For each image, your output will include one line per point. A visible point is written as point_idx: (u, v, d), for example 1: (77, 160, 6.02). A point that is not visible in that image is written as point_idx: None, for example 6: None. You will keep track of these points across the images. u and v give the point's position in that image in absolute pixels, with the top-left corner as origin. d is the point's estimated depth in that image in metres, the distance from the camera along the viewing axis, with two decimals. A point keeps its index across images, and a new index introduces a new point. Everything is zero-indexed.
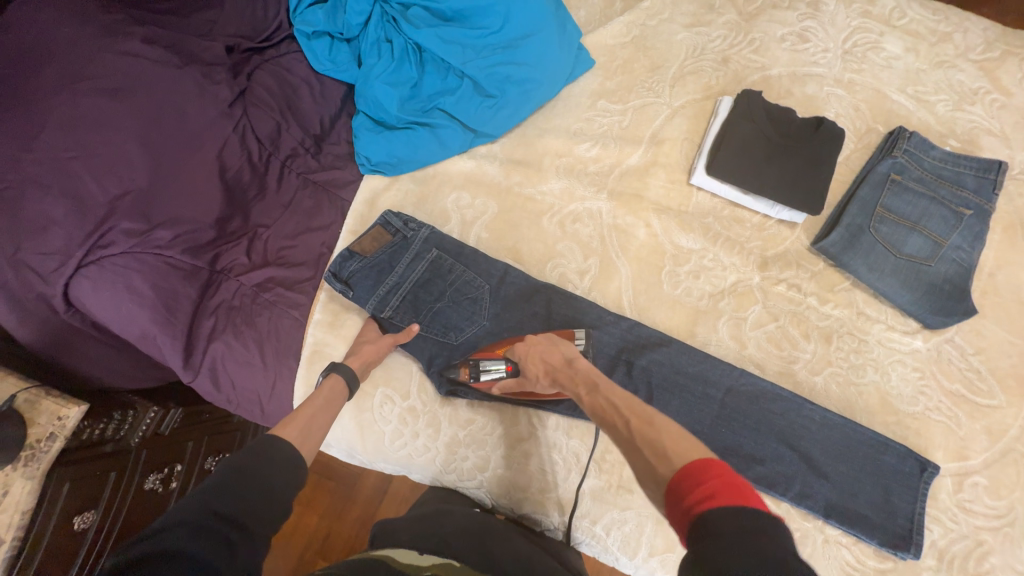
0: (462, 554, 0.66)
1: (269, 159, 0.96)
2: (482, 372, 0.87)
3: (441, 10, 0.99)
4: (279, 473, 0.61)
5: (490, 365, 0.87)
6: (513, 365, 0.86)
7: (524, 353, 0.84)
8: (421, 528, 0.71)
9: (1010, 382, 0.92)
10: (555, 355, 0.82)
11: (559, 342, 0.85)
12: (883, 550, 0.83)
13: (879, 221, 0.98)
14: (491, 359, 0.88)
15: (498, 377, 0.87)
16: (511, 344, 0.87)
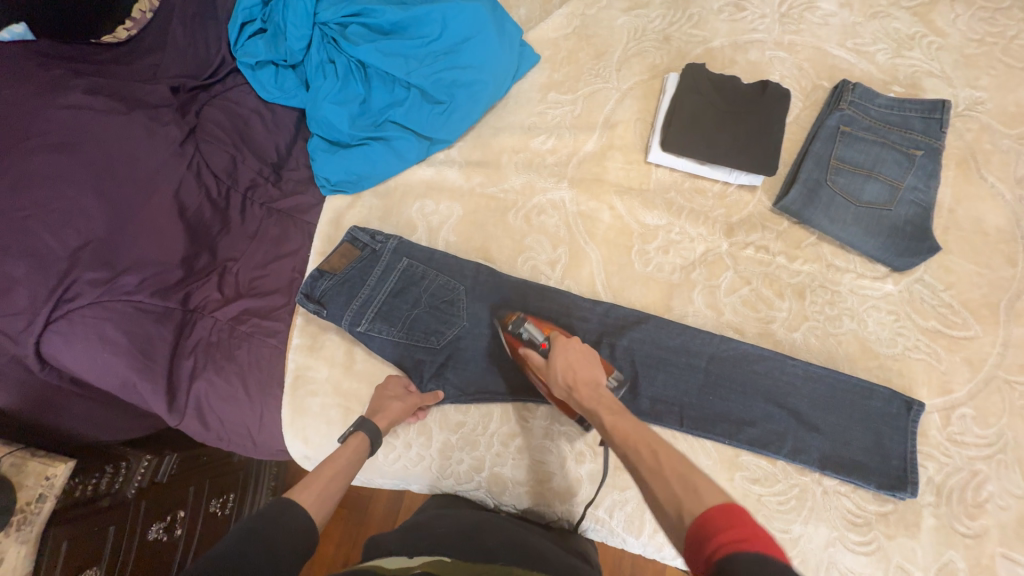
0: (457, 549, 0.66)
1: (229, 193, 0.97)
2: (523, 325, 0.86)
3: (379, 25, 1.01)
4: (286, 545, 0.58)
5: (534, 331, 0.85)
6: (547, 348, 0.83)
7: (564, 347, 0.81)
8: (414, 535, 0.70)
9: (982, 312, 0.94)
10: (586, 372, 0.77)
11: (592, 360, 0.81)
12: (881, 493, 0.84)
13: (835, 173, 0.99)
14: (541, 328, 0.86)
15: (533, 344, 0.84)
16: (560, 331, 0.84)
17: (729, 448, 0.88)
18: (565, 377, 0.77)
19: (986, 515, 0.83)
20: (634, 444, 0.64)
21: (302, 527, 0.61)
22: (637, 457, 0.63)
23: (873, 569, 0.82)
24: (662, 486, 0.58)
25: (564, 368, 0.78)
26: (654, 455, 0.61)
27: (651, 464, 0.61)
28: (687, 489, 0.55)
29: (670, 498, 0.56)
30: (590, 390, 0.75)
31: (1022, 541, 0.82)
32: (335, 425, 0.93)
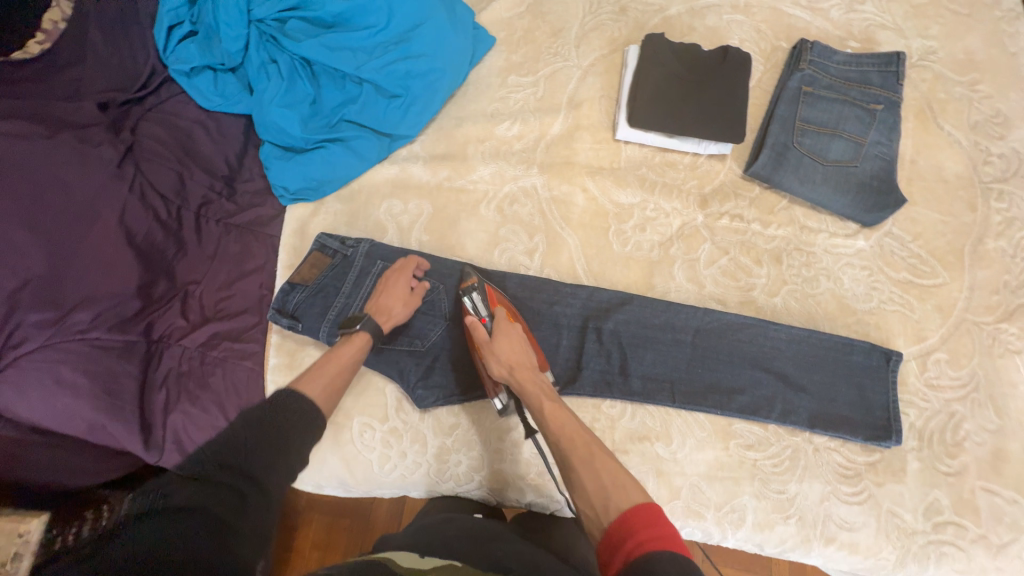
0: (466, 556, 0.64)
1: (181, 212, 0.90)
2: (470, 296, 0.87)
3: (320, 18, 0.95)
4: (294, 435, 0.63)
5: (480, 304, 0.87)
6: (488, 323, 0.86)
7: (506, 330, 0.83)
8: (424, 539, 0.68)
9: (949, 259, 0.97)
10: (523, 356, 0.81)
11: (526, 343, 0.84)
12: (868, 444, 0.87)
13: (801, 135, 1.00)
14: (487, 300, 0.88)
15: (474, 315, 0.86)
16: (505, 311, 0.85)
17: (722, 418, 0.89)
18: (505, 362, 0.80)
19: (965, 452, 0.87)
20: (570, 438, 0.70)
21: (306, 416, 0.66)
22: (570, 447, 0.70)
23: (867, 516, 0.85)
24: (593, 479, 0.65)
25: (503, 353, 0.81)
26: (588, 448, 0.69)
27: (583, 456, 0.68)
28: (616, 483, 0.64)
29: (598, 491, 0.64)
30: (530, 374, 0.80)
31: (1000, 472, 0.86)
32: (324, 443, 0.89)
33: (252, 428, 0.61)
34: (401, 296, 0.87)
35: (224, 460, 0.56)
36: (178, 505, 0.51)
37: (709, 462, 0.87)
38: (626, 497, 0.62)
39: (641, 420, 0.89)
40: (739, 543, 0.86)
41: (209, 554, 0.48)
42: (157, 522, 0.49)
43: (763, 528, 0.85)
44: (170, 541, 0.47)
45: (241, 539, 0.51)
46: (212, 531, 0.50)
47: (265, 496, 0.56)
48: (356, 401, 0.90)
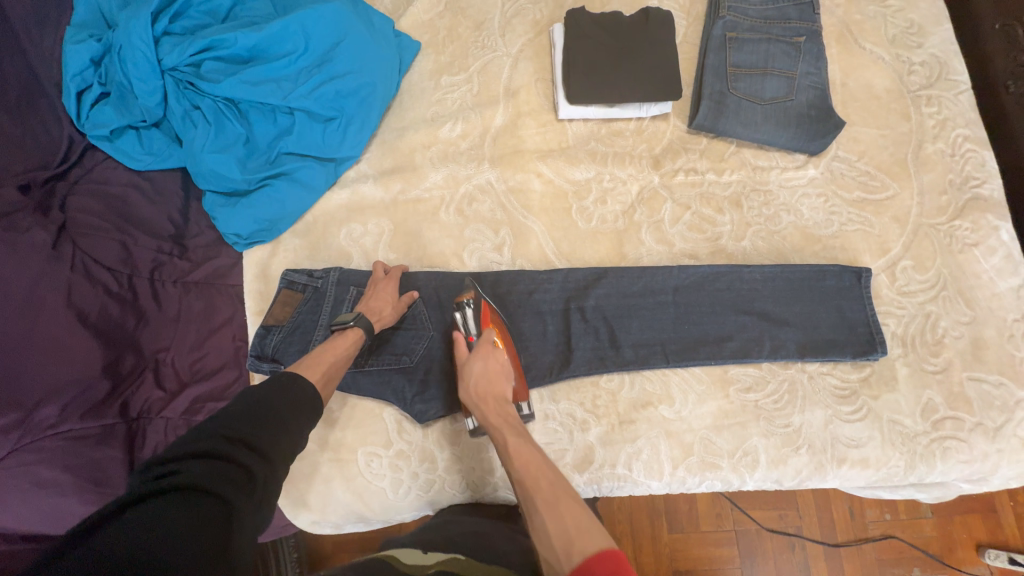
0: (471, 551, 0.66)
1: (133, 280, 0.85)
2: (462, 310, 0.88)
3: (235, 54, 0.91)
4: (297, 417, 0.65)
5: (471, 322, 0.87)
6: (474, 342, 0.86)
7: (486, 354, 0.81)
8: (427, 536, 0.72)
9: (895, 170, 1.00)
10: (495, 388, 0.79)
11: (507, 376, 0.82)
12: (858, 360, 0.90)
13: (735, 80, 1.01)
14: (479, 320, 0.87)
15: (463, 331, 0.87)
16: (493, 334, 0.84)
17: (716, 367, 0.91)
18: (473, 389, 0.79)
19: (946, 349, 0.91)
20: (528, 468, 0.69)
21: (311, 403, 0.68)
22: (536, 488, 0.67)
23: (870, 431, 0.87)
24: (556, 521, 0.62)
25: (475, 377, 0.80)
26: (554, 491, 0.66)
27: (549, 498, 0.65)
28: (579, 528, 0.61)
29: (562, 536, 0.60)
30: (497, 406, 0.78)
31: (981, 360, 0.90)
32: (333, 481, 0.87)
33: (262, 409, 0.62)
34: (390, 298, 0.87)
35: (234, 434, 0.57)
36: (193, 480, 0.51)
37: (714, 413, 0.89)
38: (591, 540, 0.59)
39: (641, 387, 0.90)
40: (758, 484, 0.88)
41: (227, 528, 0.49)
42: (174, 494, 0.49)
43: (777, 464, 0.86)
44: (193, 511, 0.48)
45: (252, 515, 0.53)
46: (230, 504, 0.51)
47: (272, 473, 0.58)
48: (356, 432, 0.88)
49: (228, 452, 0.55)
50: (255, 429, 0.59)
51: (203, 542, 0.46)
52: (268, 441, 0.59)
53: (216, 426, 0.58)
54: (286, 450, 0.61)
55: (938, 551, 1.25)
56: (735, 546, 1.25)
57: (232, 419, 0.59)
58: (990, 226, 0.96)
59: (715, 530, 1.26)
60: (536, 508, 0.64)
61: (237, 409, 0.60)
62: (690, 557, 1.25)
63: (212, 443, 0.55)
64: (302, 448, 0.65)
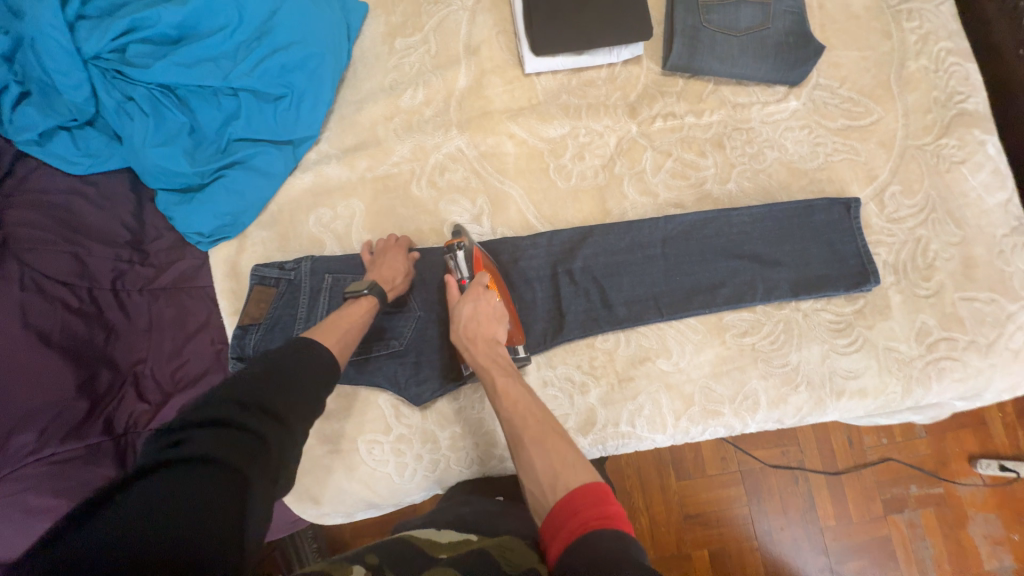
0: (480, 527, 0.67)
1: (94, 293, 0.79)
2: (453, 253, 0.84)
3: (163, 34, 0.83)
4: (310, 380, 0.63)
5: (464, 265, 0.84)
6: (467, 285, 0.83)
7: (476, 296, 0.79)
8: (440, 517, 0.72)
9: (879, 93, 0.97)
10: (484, 330, 0.78)
11: (500, 318, 0.80)
12: (851, 293, 0.89)
13: (707, 12, 0.95)
14: (472, 262, 0.84)
15: (455, 273, 0.85)
16: (485, 277, 0.81)
17: (711, 315, 0.89)
18: (462, 331, 0.78)
19: (938, 272, 0.90)
20: (523, 417, 0.68)
21: (325, 367, 0.66)
22: (524, 426, 0.67)
23: (866, 361, 0.88)
24: (542, 457, 0.63)
25: (465, 317, 0.79)
26: (541, 429, 0.66)
27: (536, 435, 0.66)
28: (564, 463, 0.62)
29: (547, 471, 0.61)
30: (487, 347, 0.77)
31: (972, 278, 0.89)
32: (337, 473, 0.85)
33: (273, 376, 0.60)
34: (403, 267, 0.85)
35: (246, 400, 0.55)
36: (203, 450, 0.49)
37: (712, 360, 0.88)
38: (574, 476, 0.60)
39: (638, 343, 0.89)
40: (760, 425, 0.88)
41: (240, 499, 0.48)
42: (184, 467, 0.47)
43: (778, 403, 0.87)
44: (202, 485, 0.47)
45: (268, 485, 0.51)
46: (242, 475, 0.49)
47: (288, 439, 0.56)
48: (355, 421, 0.86)
49: (240, 420, 0.53)
50: (267, 395, 0.57)
51: (214, 517, 0.45)
52: (283, 407, 0.57)
53: (227, 393, 0.56)
54: (302, 415, 0.59)
55: (934, 467, 1.29)
56: (741, 486, 1.28)
57: (243, 387, 0.57)
58: (976, 141, 0.94)
59: (721, 473, 1.29)
60: (527, 452, 0.64)
61: (247, 376, 0.58)
62: (699, 501, 1.28)
63: (222, 411, 0.53)
64: (321, 409, 0.63)
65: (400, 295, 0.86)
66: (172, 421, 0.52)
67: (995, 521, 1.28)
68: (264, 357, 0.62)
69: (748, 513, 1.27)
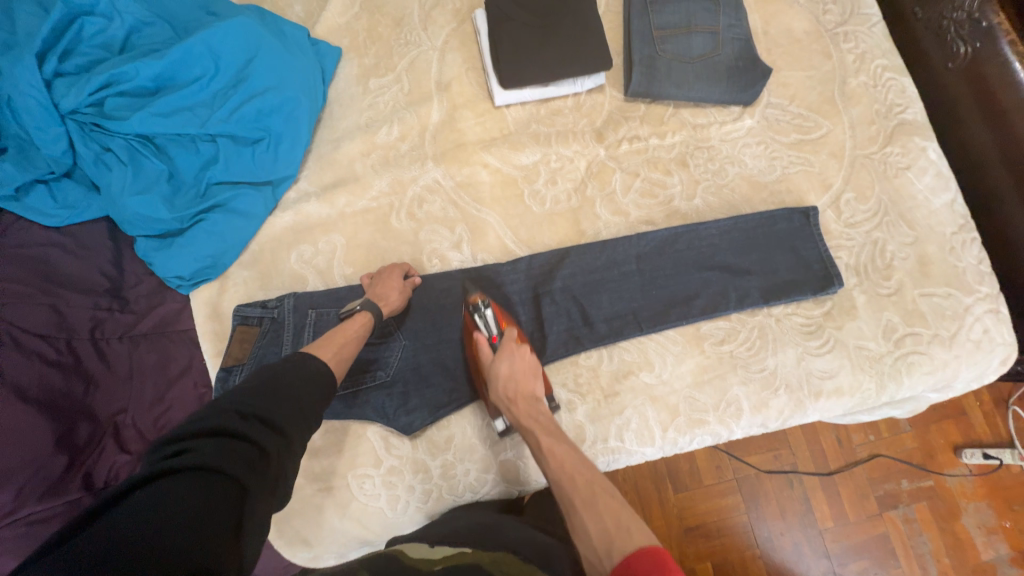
0: (475, 541, 0.67)
1: (72, 344, 0.77)
2: (479, 311, 0.84)
3: (140, 86, 0.85)
4: (307, 393, 0.67)
5: (491, 322, 0.84)
6: (497, 342, 0.83)
7: (511, 352, 0.80)
8: (436, 531, 0.72)
9: (825, 108, 1.04)
10: (524, 387, 0.79)
11: (534, 373, 0.82)
12: (819, 295, 0.93)
13: (662, 42, 1.02)
14: (498, 319, 0.84)
15: (483, 331, 0.84)
16: (515, 332, 0.83)
17: (689, 326, 0.92)
18: (503, 391, 0.78)
19: (897, 271, 0.95)
20: (570, 477, 0.69)
21: (322, 382, 0.70)
22: (574, 488, 0.68)
23: (840, 360, 0.91)
24: (595, 521, 0.64)
25: (504, 378, 0.79)
26: (591, 490, 0.67)
27: (585, 497, 0.66)
28: (618, 528, 0.61)
29: (602, 536, 0.62)
30: (528, 406, 0.78)
31: (929, 275, 0.94)
32: (327, 511, 0.84)
33: (273, 389, 0.64)
34: (398, 285, 0.87)
35: (247, 412, 0.59)
36: (207, 458, 0.52)
37: (693, 370, 0.90)
38: (629, 541, 0.60)
39: (620, 358, 0.91)
40: (746, 430, 0.90)
41: (241, 503, 0.51)
42: (190, 472, 0.50)
43: (760, 408, 0.89)
44: (207, 486, 0.50)
45: (264, 494, 0.54)
46: (244, 480, 0.53)
47: (285, 451, 0.60)
48: (343, 456, 0.86)
49: (241, 429, 0.57)
50: (267, 408, 0.61)
51: (218, 517, 0.48)
52: (281, 419, 0.62)
53: (228, 406, 0.60)
54: (298, 428, 0.63)
55: (922, 460, 1.32)
56: (739, 494, 1.29)
57: (243, 400, 0.61)
58: (918, 148, 1.01)
59: (718, 482, 1.30)
60: (579, 516, 0.65)
61: (248, 388, 0.62)
62: (698, 513, 1.28)
63: (226, 422, 0.57)
64: (315, 426, 0.67)
65: (397, 312, 0.87)
66: (173, 431, 0.55)
67: (986, 510, 1.30)
68: (265, 371, 0.66)
69: (747, 521, 1.28)
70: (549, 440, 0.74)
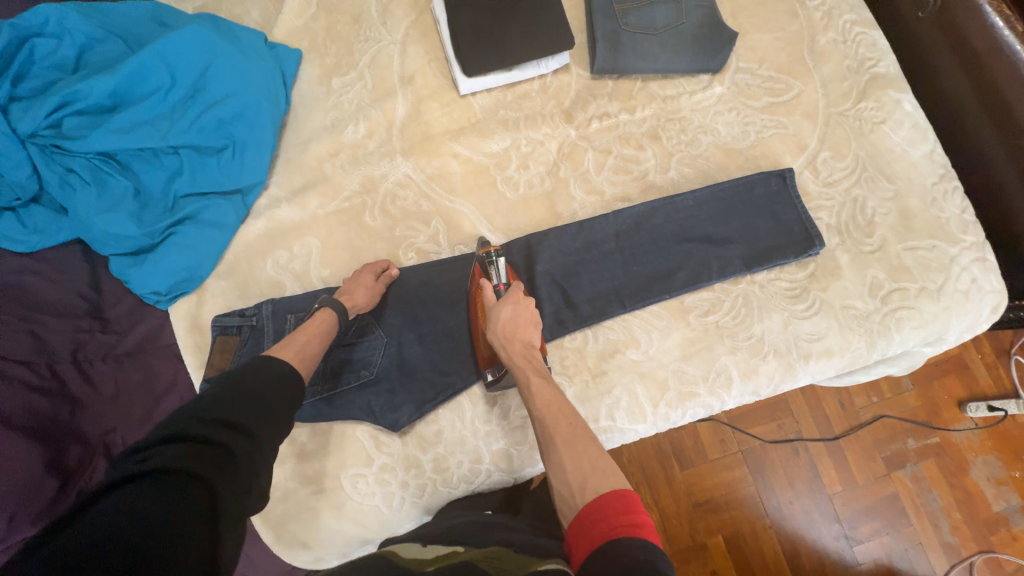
0: (468, 538, 0.67)
1: (55, 368, 0.76)
2: (494, 260, 0.87)
3: (97, 104, 0.84)
4: (272, 391, 0.66)
5: (502, 272, 0.87)
6: (503, 292, 0.86)
7: (517, 300, 0.82)
8: (428, 531, 0.72)
9: (795, 69, 1.02)
10: (523, 333, 0.80)
11: (535, 324, 0.83)
12: (800, 258, 0.92)
13: (624, 16, 1.00)
14: (509, 272, 0.88)
15: (492, 279, 0.87)
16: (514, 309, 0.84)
17: (672, 300, 0.92)
18: (501, 329, 0.80)
19: (879, 227, 0.93)
20: (555, 415, 0.71)
21: (290, 381, 0.69)
22: (557, 428, 0.70)
23: (827, 322, 0.90)
24: (583, 497, 0.65)
25: (506, 317, 0.81)
26: (573, 431, 0.69)
27: (567, 437, 0.69)
28: (594, 469, 0.65)
29: (577, 475, 0.65)
30: (522, 347, 0.79)
31: (911, 229, 0.93)
32: (324, 513, 0.84)
33: (236, 391, 0.63)
34: (369, 282, 0.87)
35: (209, 417, 0.58)
36: (166, 465, 0.52)
37: (680, 344, 0.90)
38: (604, 482, 0.63)
39: (605, 337, 0.90)
40: (738, 400, 0.90)
41: (208, 510, 0.51)
42: (150, 481, 0.50)
43: (750, 376, 0.88)
44: (170, 495, 0.49)
45: (232, 494, 0.54)
46: (210, 486, 0.52)
47: (253, 450, 0.59)
48: (335, 458, 0.86)
49: (202, 434, 0.56)
50: (229, 411, 0.60)
51: (183, 525, 0.48)
52: (247, 420, 0.61)
53: (189, 412, 0.59)
54: (267, 428, 0.63)
55: (926, 417, 1.31)
56: (745, 466, 1.29)
57: (204, 403, 0.60)
58: (892, 101, 0.99)
59: (723, 456, 1.29)
60: (558, 455, 0.68)
61: (209, 392, 0.61)
62: (705, 488, 1.28)
63: (187, 428, 0.56)
64: (288, 423, 0.66)
65: (365, 309, 0.87)
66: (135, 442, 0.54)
67: (994, 462, 1.29)
68: (228, 374, 0.65)
69: (754, 492, 1.28)
70: (540, 378, 0.76)
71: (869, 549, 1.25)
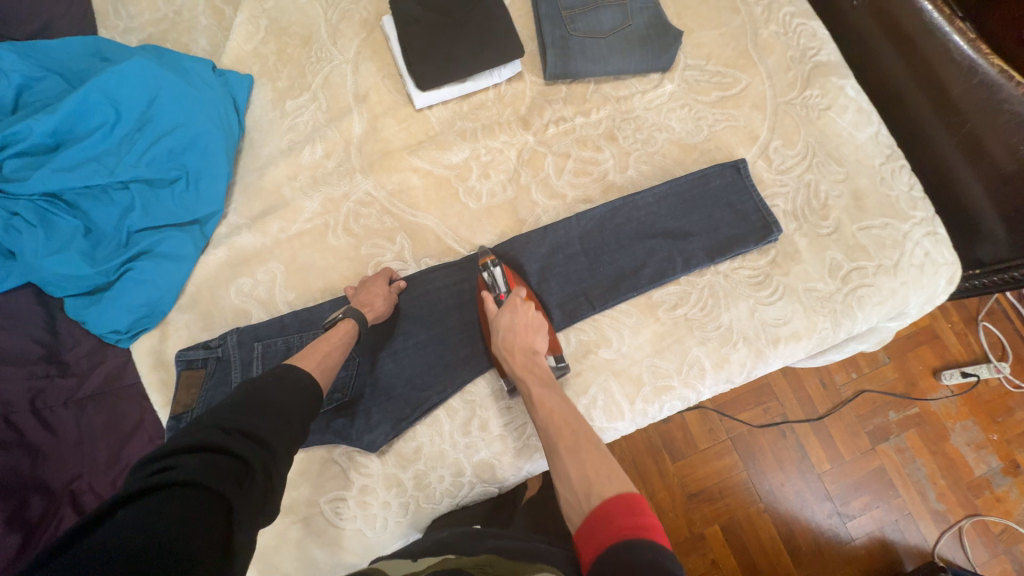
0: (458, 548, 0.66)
1: (11, 419, 0.73)
2: (490, 270, 0.87)
3: (38, 143, 0.82)
4: (290, 401, 0.66)
5: (500, 280, 0.87)
6: (503, 299, 0.86)
7: (513, 308, 0.83)
8: (416, 546, 0.70)
9: (741, 62, 1.05)
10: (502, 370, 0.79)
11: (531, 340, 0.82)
12: (760, 245, 0.94)
13: (572, 21, 1.01)
14: (508, 279, 0.87)
15: (493, 289, 0.87)
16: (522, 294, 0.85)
17: (641, 296, 0.93)
18: (501, 332, 0.81)
19: (833, 209, 0.96)
20: (557, 429, 0.71)
21: (308, 392, 0.69)
22: (559, 436, 0.71)
23: (792, 306, 0.92)
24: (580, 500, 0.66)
25: (506, 322, 0.81)
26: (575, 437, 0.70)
27: (571, 446, 0.69)
28: (597, 475, 0.64)
29: (581, 480, 0.64)
30: (524, 357, 0.79)
31: (864, 209, 0.96)
32: (304, 544, 0.82)
33: (257, 401, 0.63)
34: (382, 291, 0.87)
35: (229, 426, 0.58)
36: (191, 473, 0.51)
37: (651, 339, 0.90)
38: None
39: (578, 339, 0.91)
40: (713, 389, 0.91)
41: (227, 522, 0.50)
42: (174, 489, 0.49)
43: (723, 365, 0.89)
44: (193, 504, 0.48)
45: (250, 508, 0.53)
46: (228, 497, 0.51)
47: (270, 462, 0.59)
48: (312, 485, 0.84)
49: (224, 443, 0.56)
50: (250, 421, 0.60)
51: (205, 538, 0.46)
52: (266, 431, 0.60)
53: (208, 421, 0.58)
54: (284, 440, 0.62)
55: (904, 389, 1.35)
56: (734, 453, 1.30)
57: (225, 413, 0.59)
58: (836, 87, 1.03)
59: (713, 445, 1.30)
60: (563, 461, 0.68)
61: (230, 403, 0.61)
62: (698, 478, 1.29)
63: (208, 436, 0.55)
64: (303, 436, 0.66)
65: (383, 317, 0.87)
66: (156, 449, 0.53)
67: (972, 427, 1.33)
68: (248, 385, 0.65)
69: (746, 477, 1.29)
70: (540, 388, 0.77)
71: (862, 523, 1.27)
